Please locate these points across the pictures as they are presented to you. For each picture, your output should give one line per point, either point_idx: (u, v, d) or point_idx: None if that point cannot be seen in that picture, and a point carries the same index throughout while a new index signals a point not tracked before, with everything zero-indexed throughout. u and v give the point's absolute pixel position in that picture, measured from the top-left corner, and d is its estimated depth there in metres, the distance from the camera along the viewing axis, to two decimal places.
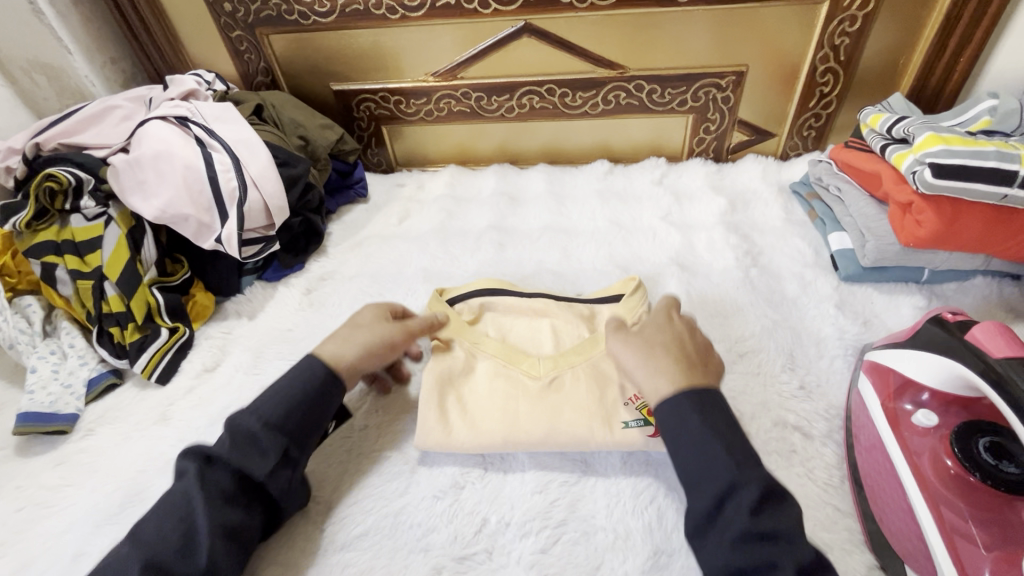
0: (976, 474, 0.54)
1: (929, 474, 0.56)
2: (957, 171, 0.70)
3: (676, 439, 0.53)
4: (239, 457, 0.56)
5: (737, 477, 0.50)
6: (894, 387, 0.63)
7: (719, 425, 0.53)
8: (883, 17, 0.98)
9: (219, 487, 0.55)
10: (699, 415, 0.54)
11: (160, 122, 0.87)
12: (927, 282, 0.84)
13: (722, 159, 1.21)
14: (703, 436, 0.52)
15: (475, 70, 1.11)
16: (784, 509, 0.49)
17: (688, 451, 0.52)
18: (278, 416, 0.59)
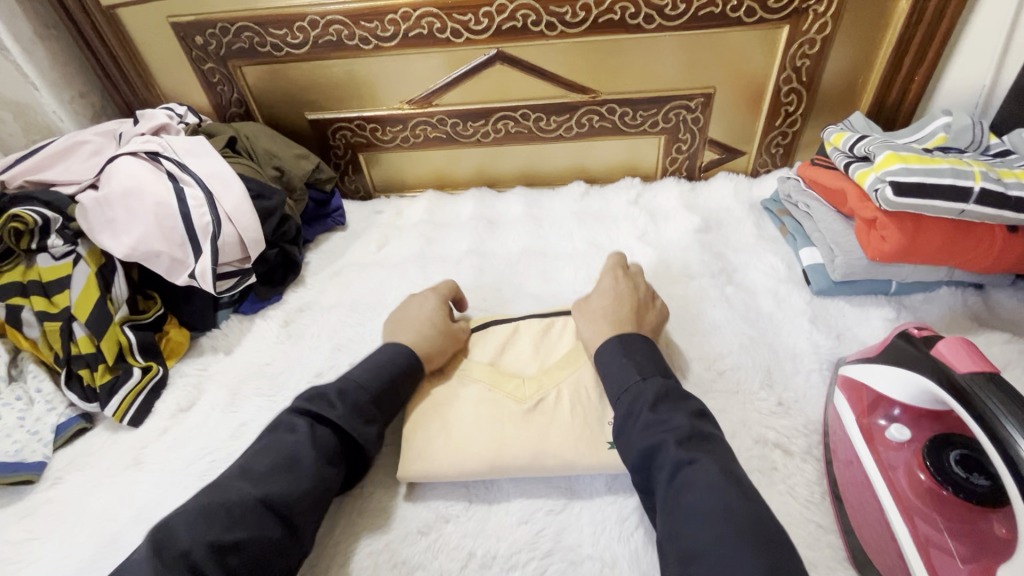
0: (948, 486, 0.56)
1: (904, 488, 0.58)
2: (916, 189, 0.73)
3: (608, 374, 0.65)
4: (347, 420, 0.62)
5: (641, 384, 0.62)
6: (868, 402, 0.65)
7: (636, 367, 0.64)
8: (840, 40, 1.02)
9: (324, 442, 0.61)
10: (622, 354, 0.66)
11: (130, 158, 0.86)
12: (895, 294, 0.87)
13: (695, 177, 1.23)
14: (615, 365, 0.66)
15: (449, 97, 1.12)
16: (703, 444, 0.55)
17: (615, 388, 0.63)
18: (380, 389, 0.67)
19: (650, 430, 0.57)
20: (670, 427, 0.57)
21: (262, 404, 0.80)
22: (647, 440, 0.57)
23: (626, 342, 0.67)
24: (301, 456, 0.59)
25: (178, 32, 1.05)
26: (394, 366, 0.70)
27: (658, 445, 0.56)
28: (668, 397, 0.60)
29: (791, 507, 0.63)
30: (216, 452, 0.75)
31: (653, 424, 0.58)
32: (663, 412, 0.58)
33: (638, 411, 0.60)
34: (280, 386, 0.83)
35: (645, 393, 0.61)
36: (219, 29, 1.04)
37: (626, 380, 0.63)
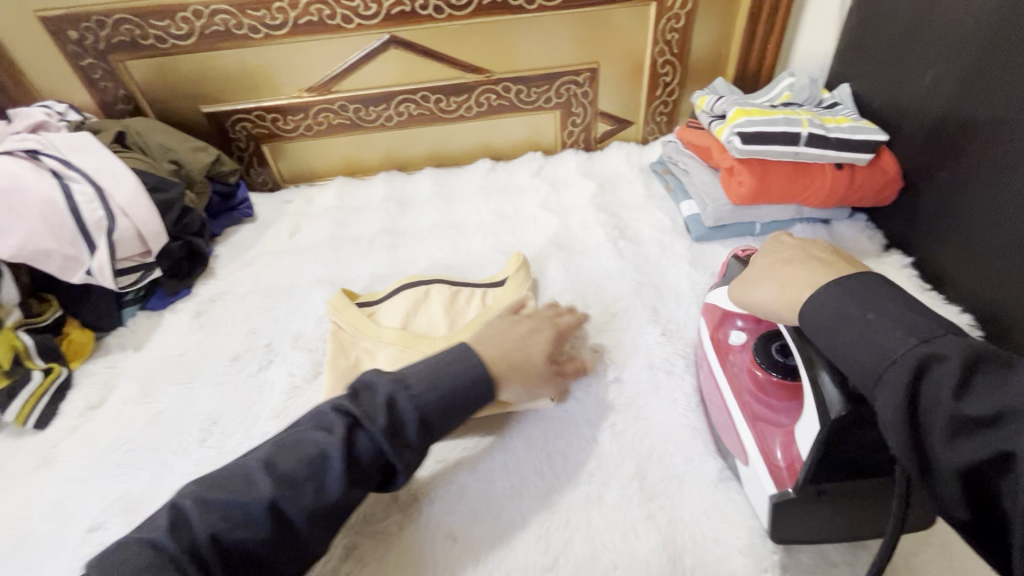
0: (773, 371, 0.63)
1: (739, 382, 0.66)
2: (759, 137, 0.85)
3: (855, 344, 0.48)
4: (387, 441, 0.54)
5: (915, 354, 0.44)
6: (717, 318, 0.74)
7: (904, 326, 0.46)
8: (701, 14, 1.14)
9: (359, 451, 0.54)
10: (869, 308, 0.49)
11: (6, 157, 0.83)
12: (760, 234, 0.99)
13: (591, 148, 1.33)
14: (873, 328, 0.47)
15: (348, 83, 1.14)
16: None
17: (878, 365, 0.46)
18: (433, 413, 0.57)
19: (961, 435, 0.41)
20: (1020, 434, 0.39)
21: (178, 391, 0.81)
22: (967, 448, 0.41)
23: (862, 295, 0.50)
24: (329, 459, 0.53)
25: (48, 27, 1.01)
26: (460, 380, 0.59)
27: (1014, 455, 0.39)
28: (985, 365, 0.42)
29: (671, 416, 0.73)
30: (133, 442, 0.75)
31: (963, 421, 0.41)
32: (991, 400, 0.41)
33: (932, 401, 0.42)
34: (195, 373, 0.83)
35: (941, 374, 0.43)
36: (95, 23, 1.01)
37: (914, 355, 0.44)
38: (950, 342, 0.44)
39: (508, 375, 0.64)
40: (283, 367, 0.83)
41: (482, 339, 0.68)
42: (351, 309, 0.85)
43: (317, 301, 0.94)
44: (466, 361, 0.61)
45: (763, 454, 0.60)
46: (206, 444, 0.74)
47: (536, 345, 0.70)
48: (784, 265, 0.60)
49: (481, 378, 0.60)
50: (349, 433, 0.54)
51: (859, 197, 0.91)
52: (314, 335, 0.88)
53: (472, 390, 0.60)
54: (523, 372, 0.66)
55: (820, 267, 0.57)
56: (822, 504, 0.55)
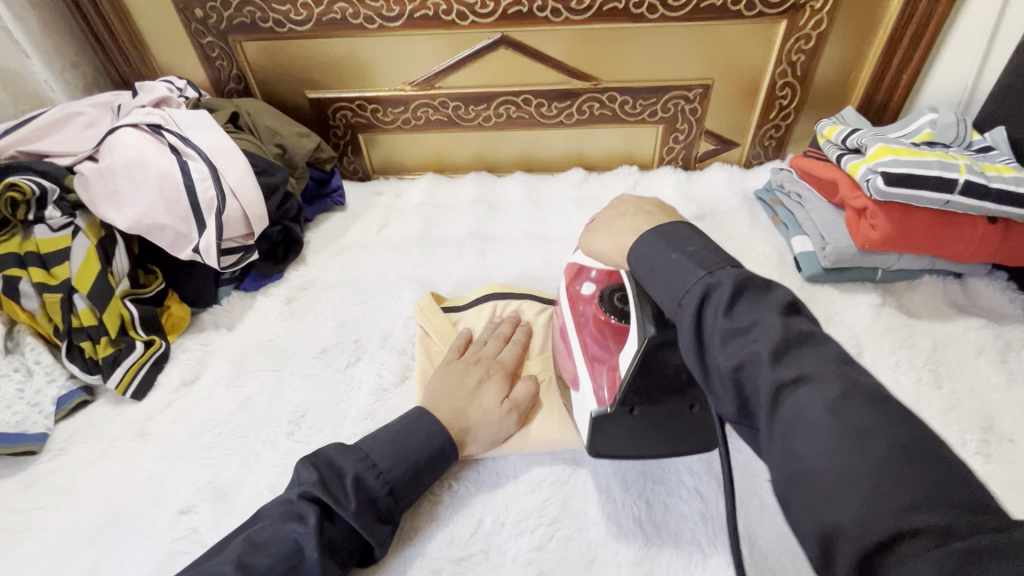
0: (614, 315, 0.62)
1: (584, 329, 0.65)
2: (907, 180, 0.77)
3: (660, 280, 0.48)
4: (362, 524, 0.56)
5: (710, 281, 0.44)
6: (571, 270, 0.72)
7: (698, 261, 0.46)
8: (835, 36, 1.05)
9: (334, 536, 0.56)
10: (673, 248, 0.49)
11: (131, 130, 0.85)
12: (882, 281, 0.91)
13: (690, 167, 1.26)
14: (677, 263, 0.47)
15: (452, 80, 1.12)
16: (814, 354, 0.39)
17: (675, 294, 0.46)
18: (403, 486, 0.60)
19: (730, 341, 0.41)
20: (758, 336, 0.40)
21: (268, 379, 0.81)
22: (733, 351, 0.40)
23: (669, 233, 0.50)
24: (306, 551, 0.53)
25: (177, 4, 1.03)
26: (424, 450, 0.62)
27: (757, 354, 0.39)
28: (752, 290, 0.43)
29: None
30: (224, 426, 0.75)
31: (729, 330, 0.41)
32: (751, 312, 0.41)
33: (709, 315, 0.43)
34: (285, 361, 0.83)
35: (719, 294, 0.43)
36: (220, 2, 1.02)
37: (700, 285, 0.44)
38: (723, 275, 0.44)
39: (468, 432, 0.66)
40: (371, 366, 0.82)
41: (435, 399, 0.68)
42: (440, 316, 0.83)
43: (405, 300, 0.93)
44: (427, 429, 0.64)
45: (593, 382, 0.61)
46: (294, 438, 0.73)
47: (486, 393, 0.69)
48: (619, 215, 0.59)
49: (446, 446, 0.64)
50: (321, 523, 0.55)
51: (1008, 255, 0.82)
52: (402, 337, 0.86)
53: (441, 458, 0.63)
54: (481, 429, 0.67)
55: (647, 216, 0.56)
56: (633, 421, 0.57)
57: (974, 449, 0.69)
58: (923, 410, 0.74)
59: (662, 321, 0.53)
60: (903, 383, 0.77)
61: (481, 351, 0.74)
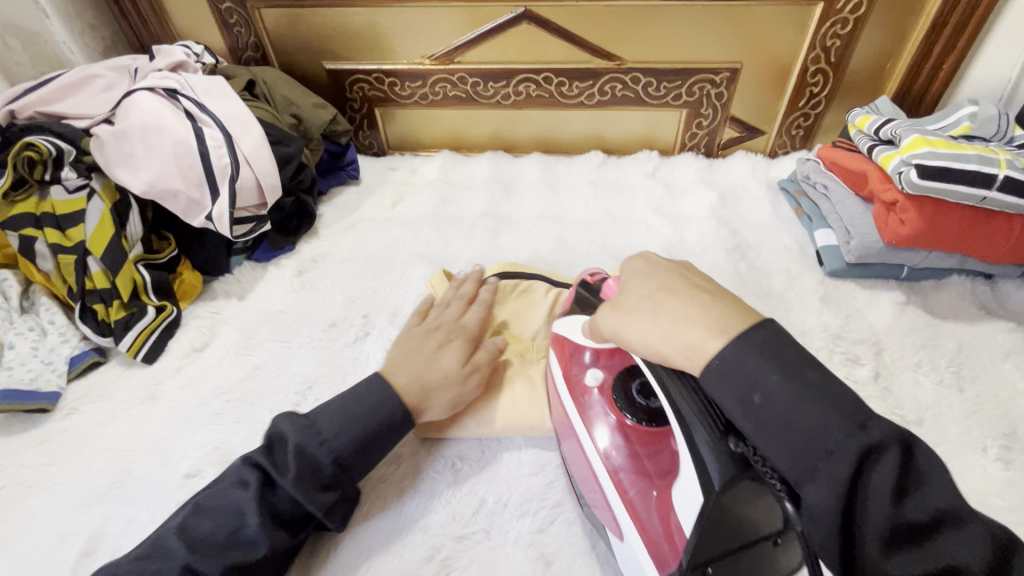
0: (630, 415, 0.57)
1: (607, 442, 0.57)
2: (941, 173, 0.74)
3: (790, 437, 0.40)
4: (299, 492, 0.54)
5: (865, 439, 0.38)
6: (564, 354, 0.65)
7: (841, 409, 0.39)
8: (873, 22, 1.01)
9: (276, 506, 0.55)
10: (779, 372, 0.42)
11: (148, 93, 0.84)
12: (907, 278, 0.88)
13: (712, 155, 1.23)
14: (812, 400, 0.40)
15: (471, 55, 1.10)
16: (1003, 552, 0.35)
17: (810, 454, 0.39)
18: (349, 455, 0.58)
19: (900, 543, 0.36)
20: (944, 546, 0.36)
21: (277, 349, 0.81)
22: (909, 560, 0.36)
23: (783, 359, 0.42)
24: (246, 517, 0.54)
25: None
26: (375, 420, 0.60)
27: (956, 570, 0.35)
28: (913, 457, 0.38)
29: None
30: (231, 393, 0.75)
31: (901, 527, 0.36)
32: (925, 503, 0.37)
33: (870, 505, 0.37)
34: (294, 333, 0.83)
35: (882, 472, 0.37)
36: None
37: (857, 445, 0.38)
38: (878, 432, 0.38)
39: (427, 393, 0.64)
40: (379, 340, 0.82)
41: (394, 363, 0.67)
42: None
43: (414, 277, 0.92)
44: (385, 395, 0.62)
45: (638, 519, 0.52)
46: (301, 409, 0.73)
47: (447, 355, 0.68)
48: (663, 290, 0.51)
49: (397, 410, 0.61)
50: (261, 490, 0.55)
51: None
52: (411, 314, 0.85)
53: (393, 425, 0.61)
54: (442, 389, 0.65)
55: (707, 297, 0.48)
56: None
57: (994, 455, 0.67)
58: (943, 413, 0.72)
59: (736, 457, 0.45)
60: (924, 385, 0.75)
61: (443, 318, 0.73)
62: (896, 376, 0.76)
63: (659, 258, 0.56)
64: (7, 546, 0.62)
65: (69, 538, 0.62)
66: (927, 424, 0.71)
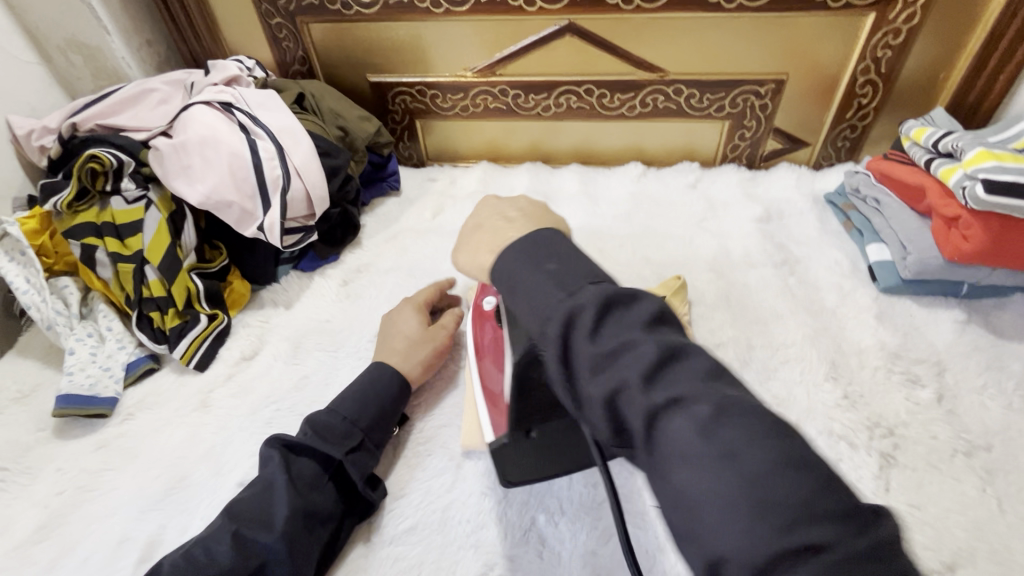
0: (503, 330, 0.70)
1: (484, 350, 0.70)
2: (1009, 188, 0.71)
3: (530, 302, 0.45)
4: (318, 442, 0.61)
5: (572, 304, 0.42)
6: (482, 291, 0.79)
7: (557, 285, 0.45)
8: (927, 32, 0.98)
9: (301, 468, 0.60)
10: (531, 266, 0.47)
11: (204, 107, 0.86)
12: (967, 296, 0.85)
13: (754, 166, 1.21)
14: (540, 286, 0.45)
15: (513, 68, 1.10)
16: (686, 365, 0.39)
17: (538, 318, 0.44)
18: (355, 411, 0.66)
19: (601, 369, 0.39)
20: (637, 357, 0.39)
21: (324, 359, 0.82)
22: (605, 378, 0.39)
23: (539, 257, 0.47)
24: (275, 484, 0.58)
25: None
26: (367, 381, 0.69)
27: (625, 383, 0.38)
28: (615, 310, 0.42)
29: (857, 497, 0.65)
30: (281, 402, 0.76)
31: (600, 357, 0.39)
32: (617, 336, 0.40)
33: (577, 343, 0.41)
34: (341, 343, 0.84)
35: (584, 323, 0.41)
36: None
37: (565, 309, 0.42)
38: (599, 290, 0.43)
39: (405, 358, 0.73)
40: None
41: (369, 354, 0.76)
42: None
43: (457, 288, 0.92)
44: (375, 372, 0.70)
45: (488, 402, 0.65)
46: None
47: (405, 324, 0.77)
48: (477, 228, 0.58)
49: (386, 367, 0.71)
50: (286, 453, 0.61)
51: None
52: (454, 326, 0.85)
53: (387, 387, 0.69)
54: (414, 350, 0.74)
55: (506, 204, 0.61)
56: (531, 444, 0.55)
57: None
58: (1012, 438, 0.68)
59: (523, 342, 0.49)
60: (991, 408, 0.72)
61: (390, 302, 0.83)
62: (959, 399, 0.73)
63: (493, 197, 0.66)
64: (70, 548, 0.63)
65: (128, 543, 0.63)
66: (996, 450, 0.68)
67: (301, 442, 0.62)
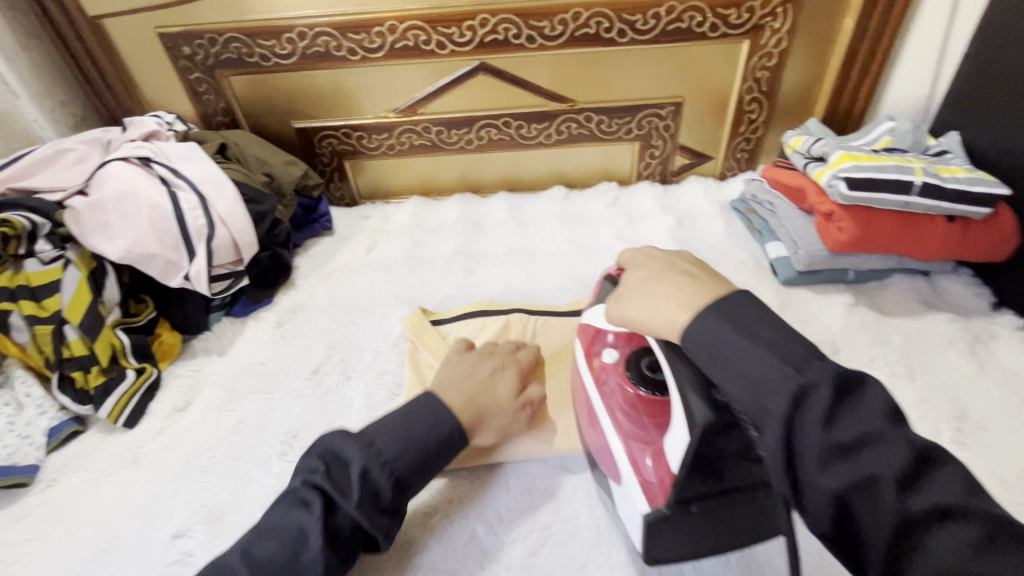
0: (642, 387, 0.59)
1: (614, 405, 0.61)
2: (866, 184, 0.82)
3: (741, 372, 0.44)
4: (362, 513, 0.55)
5: (804, 379, 0.41)
6: (592, 331, 0.68)
7: (781, 356, 0.43)
8: (795, 53, 1.11)
9: (336, 525, 0.55)
10: (733, 326, 0.46)
11: (122, 163, 0.87)
12: (853, 282, 0.94)
13: (667, 181, 1.31)
14: (757, 356, 0.44)
15: (434, 106, 1.16)
16: (939, 475, 0.38)
17: (758, 393, 0.43)
18: (409, 475, 0.59)
19: (834, 459, 0.38)
20: (885, 455, 0.38)
21: (260, 402, 0.82)
22: (838, 471, 0.38)
23: (739, 316, 0.47)
24: (306, 538, 0.53)
25: (165, 42, 1.07)
26: (434, 437, 0.61)
27: (875, 478, 0.37)
28: (848, 395, 0.41)
29: None
30: (217, 449, 0.75)
31: (832, 447, 0.39)
32: (854, 423, 0.39)
33: (803, 428, 0.40)
34: (277, 384, 0.84)
35: (818, 403, 0.40)
36: (207, 40, 1.06)
37: (794, 386, 0.41)
38: (830, 367, 0.42)
39: (480, 422, 0.66)
40: (361, 384, 0.83)
41: (447, 384, 0.68)
42: (429, 331, 0.87)
43: (393, 318, 0.95)
44: (440, 417, 0.62)
45: (635, 469, 0.56)
46: (287, 458, 0.74)
47: (502, 385, 0.69)
48: (653, 279, 0.56)
49: (455, 435, 0.62)
50: (326, 511, 0.54)
51: (969, 252, 0.86)
52: (390, 356, 0.87)
53: (448, 452, 0.62)
54: (493, 420, 0.66)
55: (689, 282, 0.53)
56: (693, 519, 0.52)
57: (949, 437, 0.72)
58: (898, 402, 0.76)
59: (716, 406, 0.47)
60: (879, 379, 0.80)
61: (497, 347, 0.75)
62: None
63: (657, 252, 0.61)
64: None
65: None
66: None
67: (346, 502, 0.55)
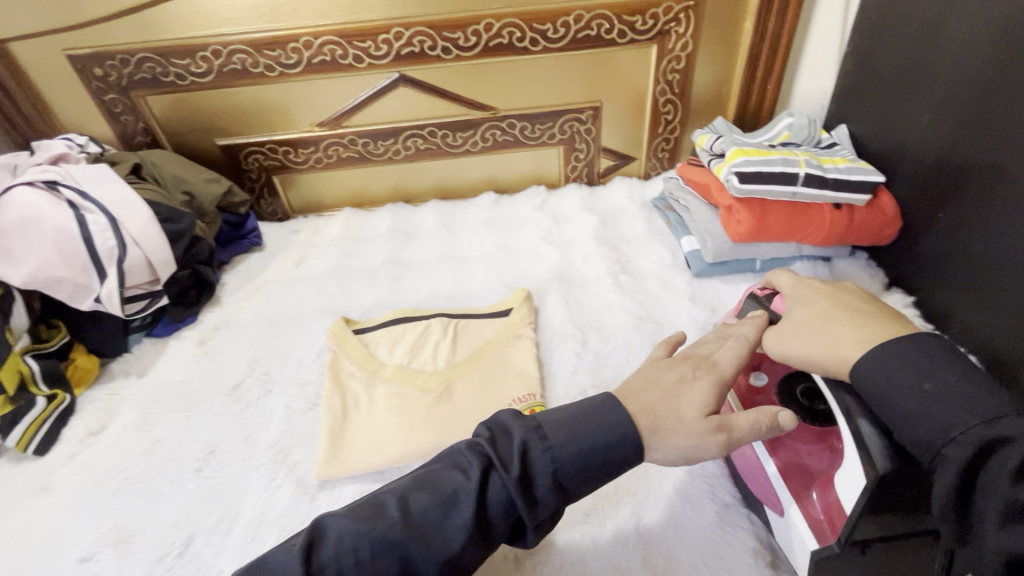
0: (804, 416, 0.59)
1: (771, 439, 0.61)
2: (756, 177, 0.87)
3: (920, 417, 0.47)
4: (519, 492, 0.47)
5: (983, 431, 0.43)
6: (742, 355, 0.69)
7: (970, 407, 0.45)
8: (702, 56, 1.17)
9: (495, 499, 0.48)
10: (909, 365, 0.49)
11: (26, 188, 0.85)
12: (761, 270, 0.99)
13: (595, 183, 1.35)
14: (937, 406, 0.46)
15: (358, 119, 1.18)
16: None
17: (931, 441, 0.46)
18: (574, 471, 0.49)
19: (1018, 518, 0.40)
20: None
21: (178, 420, 0.82)
22: (1016, 531, 0.40)
23: (917, 362, 0.49)
24: (459, 506, 0.47)
25: (76, 64, 1.06)
26: (602, 435, 0.51)
27: None
28: None
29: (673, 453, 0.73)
30: (130, 471, 0.75)
31: (1017, 506, 0.40)
32: None
33: (992, 486, 0.42)
34: (196, 402, 0.84)
35: (1007, 459, 0.41)
36: (119, 61, 1.06)
37: (977, 439, 0.43)
38: (1022, 422, 0.42)
39: (656, 434, 0.53)
40: (281, 397, 0.84)
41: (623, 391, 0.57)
42: (351, 340, 0.89)
43: (318, 329, 0.95)
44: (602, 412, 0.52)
45: (801, 504, 0.57)
46: (202, 474, 0.74)
47: (687, 398, 0.55)
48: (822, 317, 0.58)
49: (631, 437, 0.51)
50: (485, 478, 0.48)
51: (859, 236, 0.92)
52: (312, 367, 0.88)
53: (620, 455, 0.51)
54: (672, 434, 0.52)
55: (867, 323, 0.55)
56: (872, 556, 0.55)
57: None
58: None
59: (895, 452, 0.50)
60: None
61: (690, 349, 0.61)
62: None
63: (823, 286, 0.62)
64: None
65: None
66: None
67: (497, 467, 0.48)
